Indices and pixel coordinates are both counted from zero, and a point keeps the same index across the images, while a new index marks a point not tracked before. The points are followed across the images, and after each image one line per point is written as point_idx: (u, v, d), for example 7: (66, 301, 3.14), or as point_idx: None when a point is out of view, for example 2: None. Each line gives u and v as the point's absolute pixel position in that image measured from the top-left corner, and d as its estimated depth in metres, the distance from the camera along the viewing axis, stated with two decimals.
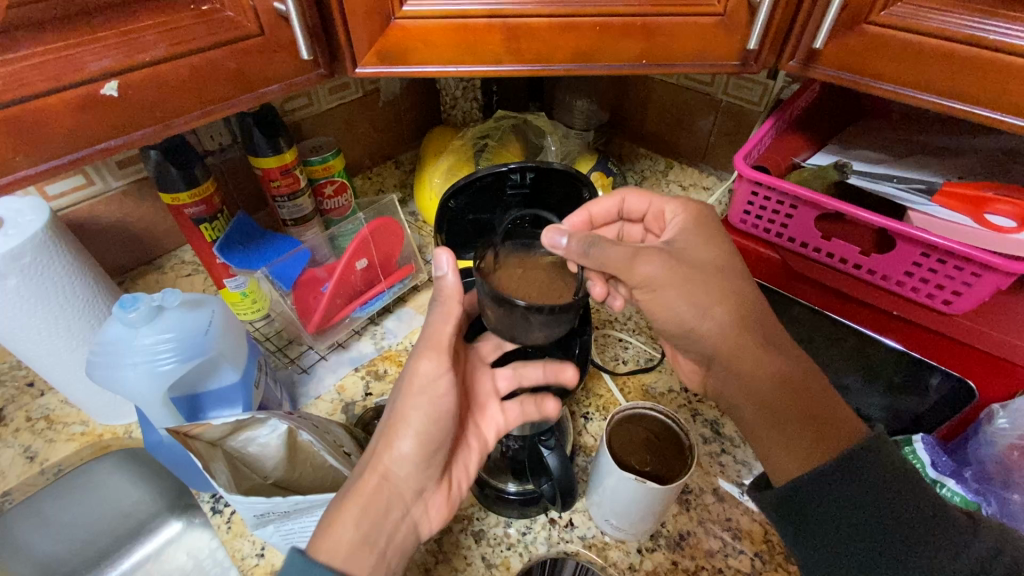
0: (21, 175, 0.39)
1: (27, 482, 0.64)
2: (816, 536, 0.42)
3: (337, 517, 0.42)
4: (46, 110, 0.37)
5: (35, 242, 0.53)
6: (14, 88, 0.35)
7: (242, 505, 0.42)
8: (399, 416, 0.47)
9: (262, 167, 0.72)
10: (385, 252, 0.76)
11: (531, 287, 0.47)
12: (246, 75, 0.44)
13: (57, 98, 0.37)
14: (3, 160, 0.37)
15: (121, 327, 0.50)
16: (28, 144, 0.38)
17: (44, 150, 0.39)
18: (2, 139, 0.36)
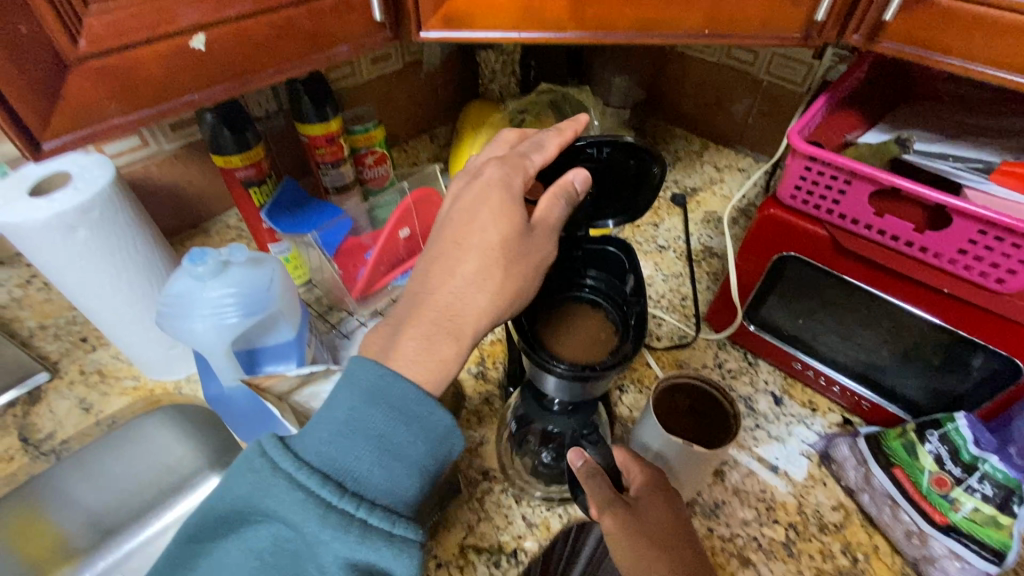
0: (112, 124, 0.40)
1: (84, 431, 0.68)
2: (356, 452, 0.37)
3: (435, 334, 0.44)
4: (141, 60, 0.38)
5: (103, 197, 0.54)
6: (114, 37, 0.37)
7: None
8: (474, 266, 0.47)
9: (308, 134, 0.74)
10: (426, 223, 0.78)
11: (576, 337, 0.54)
12: (319, 35, 0.45)
13: (147, 49, 0.38)
14: (99, 107, 0.39)
15: (189, 281, 0.51)
16: (119, 92, 0.39)
17: (131, 102, 0.40)
18: (98, 86, 0.38)
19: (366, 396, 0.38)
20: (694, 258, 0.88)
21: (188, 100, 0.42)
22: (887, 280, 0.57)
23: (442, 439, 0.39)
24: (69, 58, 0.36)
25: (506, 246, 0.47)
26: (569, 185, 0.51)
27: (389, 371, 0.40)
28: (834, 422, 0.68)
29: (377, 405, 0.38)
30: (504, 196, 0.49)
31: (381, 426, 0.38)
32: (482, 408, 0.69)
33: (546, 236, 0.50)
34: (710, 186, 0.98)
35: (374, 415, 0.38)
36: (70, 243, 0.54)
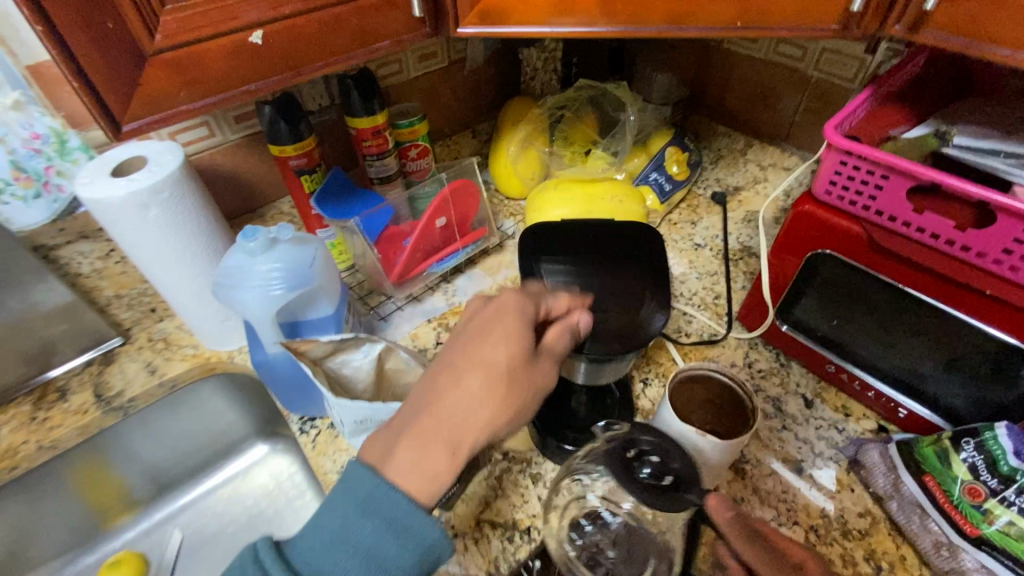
0: (179, 111, 0.45)
1: (148, 392, 0.75)
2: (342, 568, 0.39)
3: (430, 448, 0.41)
4: (208, 52, 0.43)
5: (173, 179, 0.61)
6: (184, 32, 0.41)
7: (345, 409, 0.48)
8: (481, 382, 0.43)
9: (356, 127, 0.79)
10: (461, 212, 0.82)
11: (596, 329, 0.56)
12: (363, 31, 0.49)
13: (210, 43, 0.43)
14: (169, 95, 0.44)
15: (241, 255, 0.56)
16: (187, 81, 0.43)
17: (197, 90, 0.44)
18: (170, 76, 0.43)
19: (358, 508, 0.40)
20: (731, 258, 0.87)
21: (246, 90, 0.46)
22: (926, 281, 0.55)
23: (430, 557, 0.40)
24: (147, 50, 0.41)
25: (515, 365, 0.44)
26: (578, 326, 0.50)
27: (383, 482, 0.40)
28: (867, 429, 0.66)
29: (367, 517, 0.39)
30: (517, 317, 0.47)
31: (370, 540, 0.39)
32: None
33: (555, 357, 0.47)
34: (753, 185, 0.96)
35: (364, 529, 0.39)
36: (143, 220, 0.60)
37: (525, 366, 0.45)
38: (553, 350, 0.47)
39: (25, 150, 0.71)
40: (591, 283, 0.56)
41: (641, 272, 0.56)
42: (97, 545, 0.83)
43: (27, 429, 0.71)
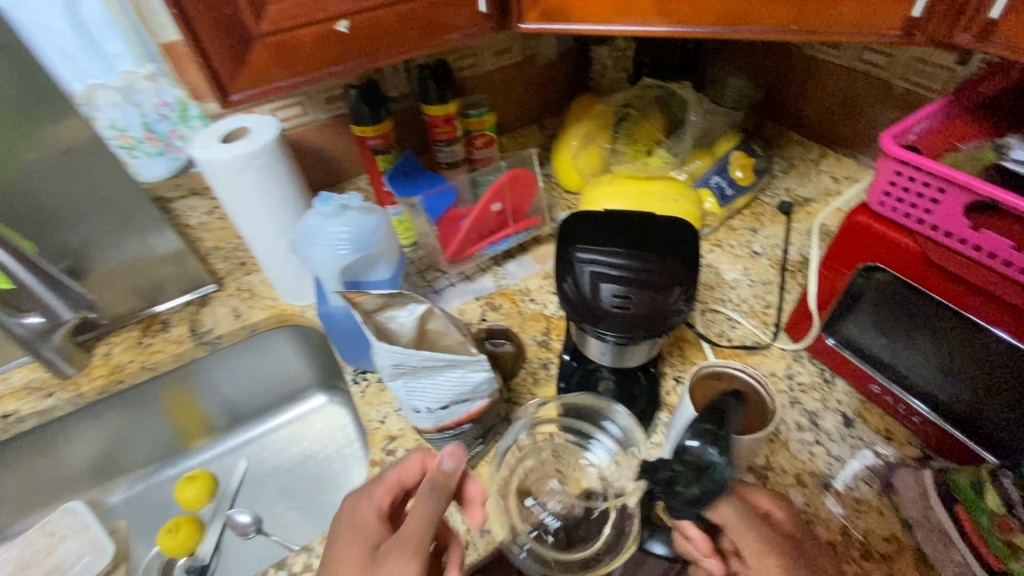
0: (275, 86, 0.53)
1: (233, 332, 0.87)
2: None
3: None
4: (302, 38, 0.50)
5: (270, 148, 0.71)
6: (284, 19, 0.49)
7: (383, 351, 0.49)
8: None
9: (429, 114, 0.86)
10: (517, 201, 0.87)
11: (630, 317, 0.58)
12: (436, 24, 0.55)
13: (304, 30, 0.50)
14: (270, 73, 0.52)
15: (317, 217, 0.64)
16: (284, 62, 0.51)
17: (292, 70, 0.52)
18: (272, 58, 0.51)
19: None
20: (787, 269, 0.85)
21: (332, 72, 0.54)
22: (983, 303, 0.52)
23: None
24: (255, 35, 0.49)
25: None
26: (443, 468, 0.50)
27: None
28: (908, 455, 0.63)
29: None
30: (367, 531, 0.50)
31: None
32: (539, 371, 0.75)
33: (412, 552, 0.46)
34: (824, 198, 0.93)
35: None
36: (243, 181, 0.71)
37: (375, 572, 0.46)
38: (405, 547, 0.46)
39: (154, 114, 0.83)
40: (625, 268, 0.55)
41: (676, 260, 0.56)
42: (190, 455, 1.00)
43: (136, 350, 0.84)
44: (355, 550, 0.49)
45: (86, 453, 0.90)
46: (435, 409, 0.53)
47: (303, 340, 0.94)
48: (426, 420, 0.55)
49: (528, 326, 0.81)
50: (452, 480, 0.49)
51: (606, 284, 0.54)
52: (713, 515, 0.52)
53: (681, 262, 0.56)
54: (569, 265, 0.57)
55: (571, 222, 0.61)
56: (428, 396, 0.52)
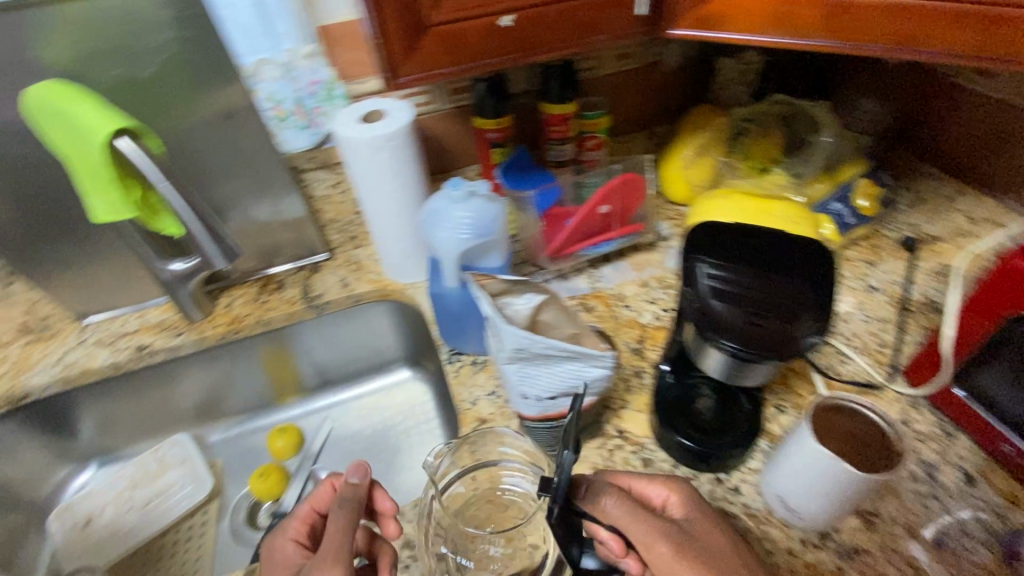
0: (434, 75, 0.56)
1: (339, 300, 0.93)
2: None
3: None
4: (468, 30, 0.53)
5: (404, 132, 0.75)
6: (456, 11, 0.52)
7: (509, 332, 0.51)
8: None
9: (548, 112, 0.88)
10: (624, 206, 0.87)
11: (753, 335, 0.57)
12: (590, 24, 0.57)
13: (472, 23, 0.53)
14: (433, 62, 0.55)
15: (444, 200, 0.67)
16: (447, 52, 0.54)
17: (452, 60, 0.55)
18: (438, 47, 0.53)
19: None
20: (909, 308, 0.79)
21: (485, 63, 0.56)
22: None
23: None
24: (425, 21, 0.52)
25: None
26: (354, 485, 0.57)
27: None
28: None
29: None
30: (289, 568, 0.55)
31: None
32: (632, 378, 0.74)
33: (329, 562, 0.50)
34: (955, 238, 0.86)
35: None
36: (376, 160, 0.76)
37: None
38: (325, 558, 0.51)
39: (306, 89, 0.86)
40: (751, 284, 0.55)
41: (810, 289, 0.54)
42: (277, 411, 1.06)
43: (255, 305, 0.92)
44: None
45: (193, 393, 0.98)
46: (544, 397, 0.54)
47: (399, 316, 0.98)
48: (531, 407, 0.56)
49: (623, 332, 0.81)
50: (360, 490, 0.56)
51: (729, 294, 0.54)
52: (601, 516, 0.51)
53: (816, 291, 0.54)
54: (687, 272, 0.57)
55: (695, 232, 0.60)
56: (541, 383, 0.53)
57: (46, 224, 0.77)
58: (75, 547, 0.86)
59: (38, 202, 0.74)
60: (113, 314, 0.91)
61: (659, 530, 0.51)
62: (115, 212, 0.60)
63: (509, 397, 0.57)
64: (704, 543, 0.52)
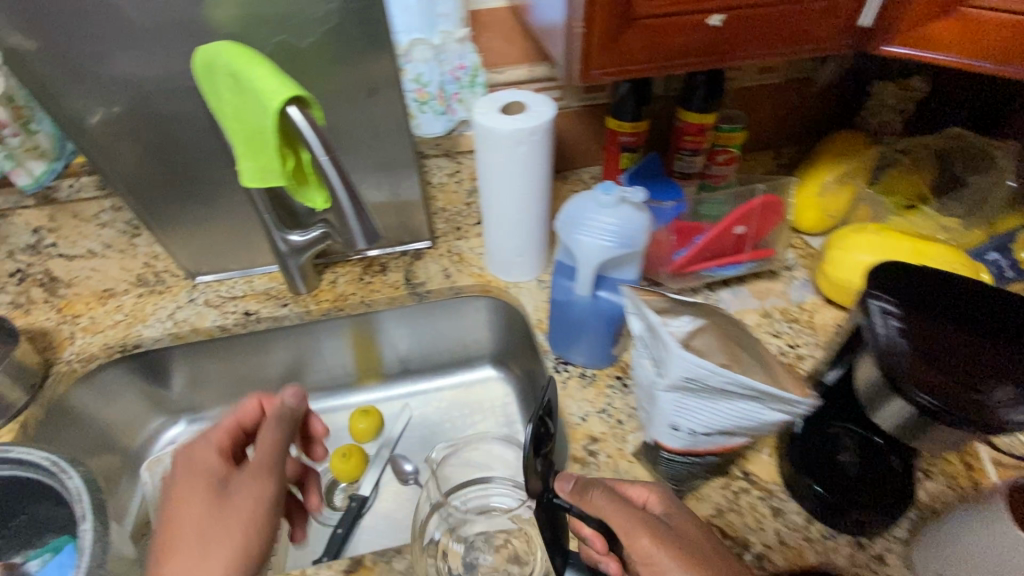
0: (627, 69, 0.54)
1: (441, 290, 0.91)
2: None
3: None
4: (675, 26, 0.52)
5: (546, 126, 0.72)
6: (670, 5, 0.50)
7: (676, 362, 0.46)
8: (194, 543, 0.47)
9: (685, 120, 0.83)
10: (759, 229, 0.81)
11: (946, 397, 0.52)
12: (794, 31, 0.56)
13: (681, 19, 0.51)
14: (630, 56, 0.53)
15: (590, 205, 0.63)
16: (647, 47, 0.53)
17: (649, 56, 0.54)
18: (641, 42, 0.52)
19: None
20: None
21: (679, 61, 0.55)
22: None
23: None
24: (636, 14, 0.50)
25: (227, 502, 0.50)
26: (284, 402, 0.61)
27: None
28: None
29: None
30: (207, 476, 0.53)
31: None
32: None
33: (257, 471, 0.53)
34: None
35: None
36: (513, 153, 0.73)
37: (228, 501, 0.50)
38: (260, 468, 0.53)
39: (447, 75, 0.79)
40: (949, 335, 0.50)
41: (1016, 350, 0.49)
42: (357, 392, 1.04)
43: (358, 286, 0.92)
44: (199, 486, 0.52)
45: (278, 361, 0.96)
46: (697, 431, 0.50)
47: (495, 314, 0.96)
48: (677, 438, 0.52)
49: None
50: (296, 412, 0.61)
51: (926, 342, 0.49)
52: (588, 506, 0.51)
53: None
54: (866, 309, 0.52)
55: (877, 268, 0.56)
56: (699, 417, 0.49)
57: (179, 182, 0.77)
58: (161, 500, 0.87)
59: (176, 159, 0.74)
60: (222, 277, 0.91)
61: (644, 519, 0.49)
62: (264, 176, 0.60)
63: (651, 425, 0.53)
64: (679, 531, 0.50)
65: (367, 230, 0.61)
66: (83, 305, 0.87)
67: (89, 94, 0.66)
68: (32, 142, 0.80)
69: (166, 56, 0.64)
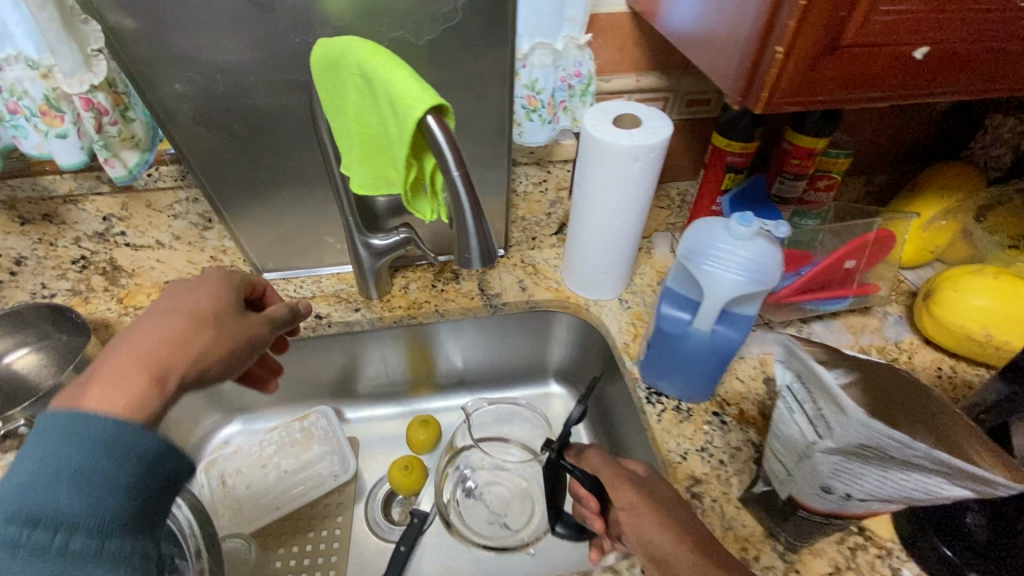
0: (802, 106, 0.45)
1: (518, 303, 0.87)
2: (56, 490, 0.35)
3: (125, 378, 0.41)
4: (872, 57, 0.43)
5: (664, 144, 0.67)
6: (878, 31, 0.41)
7: (853, 424, 0.42)
8: (182, 321, 0.47)
9: (794, 143, 0.78)
10: (869, 263, 0.78)
11: None
12: (994, 69, 0.47)
13: (883, 51, 0.42)
14: (812, 91, 0.44)
15: (723, 234, 0.59)
16: (834, 81, 0.43)
17: (832, 91, 0.44)
18: (832, 73, 0.43)
19: (56, 442, 0.36)
20: None
21: (861, 99, 0.46)
22: None
23: (48, 423, 0.37)
24: (843, 43, 0.41)
25: (231, 321, 0.51)
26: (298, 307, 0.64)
27: (81, 415, 0.37)
28: None
29: (61, 436, 0.36)
30: (217, 290, 0.53)
31: (80, 466, 0.36)
32: None
33: (257, 327, 0.54)
34: None
35: (77, 455, 0.36)
36: (625, 170, 0.68)
37: (234, 321, 0.51)
38: (259, 321, 0.55)
39: (557, 82, 0.72)
40: None
41: None
42: (411, 400, 1.01)
43: (431, 293, 0.88)
44: (214, 299, 0.51)
45: (332, 364, 0.92)
46: (854, 496, 0.46)
47: (569, 331, 0.92)
48: (825, 500, 0.49)
49: None
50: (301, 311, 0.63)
51: None
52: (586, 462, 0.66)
53: None
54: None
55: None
56: (864, 483, 0.45)
57: (262, 178, 0.72)
58: (220, 505, 0.83)
59: (263, 154, 0.69)
60: (289, 275, 0.87)
61: (627, 479, 0.60)
62: (376, 182, 0.58)
63: (796, 481, 0.50)
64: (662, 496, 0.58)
65: (483, 245, 0.56)
66: (145, 295, 0.79)
67: (185, 81, 0.61)
68: (129, 132, 0.66)
69: (270, 45, 0.59)
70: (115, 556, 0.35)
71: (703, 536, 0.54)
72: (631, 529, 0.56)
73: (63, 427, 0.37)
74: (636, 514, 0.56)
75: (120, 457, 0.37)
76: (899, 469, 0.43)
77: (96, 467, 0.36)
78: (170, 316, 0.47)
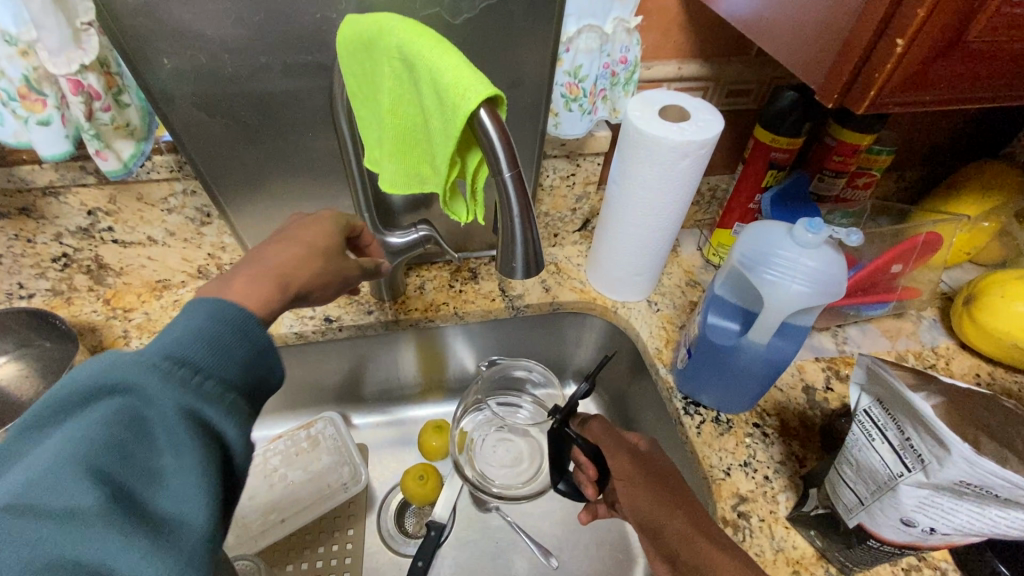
0: (911, 107, 0.42)
1: (541, 304, 0.82)
2: (202, 358, 0.36)
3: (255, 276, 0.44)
4: (995, 56, 0.39)
5: (715, 140, 0.62)
6: (1009, 27, 0.38)
7: (955, 461, 0.39)
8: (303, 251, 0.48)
9: (840, 138, 0.74)
10: (913, 267, 0.75)
11: None
12: None
13: (1008, 48, 0.39)
14: (927, 90, 0.41)
15: (789, 240, 0.55)
16: (951, 80, 0.40)
17: (946, 90, 0.41)
18: (951, 72, 0.39)
19: (207, 318, 0.37)
20: None
21: (970, 99, 0.43)
22: None
23: (191, 305, 0.38)
24: (967, 38, 0.37)
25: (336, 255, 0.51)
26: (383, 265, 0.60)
27: (226, 304, 0.39)
28: None
29: (205, 318, 0.38)
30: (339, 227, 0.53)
31: (229, 345, 0.37)
32: None
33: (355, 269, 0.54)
34: None
35: (226, 335, 0.38)
36: (672, 167, 0.63)
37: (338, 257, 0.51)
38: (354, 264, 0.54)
39: (600, 69, 0.67)
40: None
41: None
42: (421, 403, 0.95)
43: (448, 294, 0.82)
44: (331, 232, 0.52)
45: (339, 367, 0.86)
46: (939, 532, 0.43)
47: (592, 333, 0.87)
48: (902, 532, 0.45)
49: None
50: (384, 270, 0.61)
51: None
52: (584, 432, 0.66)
53: None
54: None
55: None
56: (954, 519, 0.42)
57: (267, 170, 0.65)
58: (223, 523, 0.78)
59: (272, 143, 0.62)
60: None
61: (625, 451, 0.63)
62: (408, 181, 0.52)
63: (872, 512, 0.47)
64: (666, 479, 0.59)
65: (530, 254, 0.50)
66: (134, 296, 0.75)
67: (188, 60, 0.53)
68: (123, 119, 0.58)
69: (285, 21, 0.52)
70: (232, 409, 0.36)
71: (703, 516, 0.55)
72: (628, 501, 0.59)
73: (208, 308, 0.38)
74: (633, 486, 0.59)
75: (244, 336, 0.38)
76: (999, 508, 0.39)
77: (237, 345, 0.38)
78: (289, 243, 0.48)
